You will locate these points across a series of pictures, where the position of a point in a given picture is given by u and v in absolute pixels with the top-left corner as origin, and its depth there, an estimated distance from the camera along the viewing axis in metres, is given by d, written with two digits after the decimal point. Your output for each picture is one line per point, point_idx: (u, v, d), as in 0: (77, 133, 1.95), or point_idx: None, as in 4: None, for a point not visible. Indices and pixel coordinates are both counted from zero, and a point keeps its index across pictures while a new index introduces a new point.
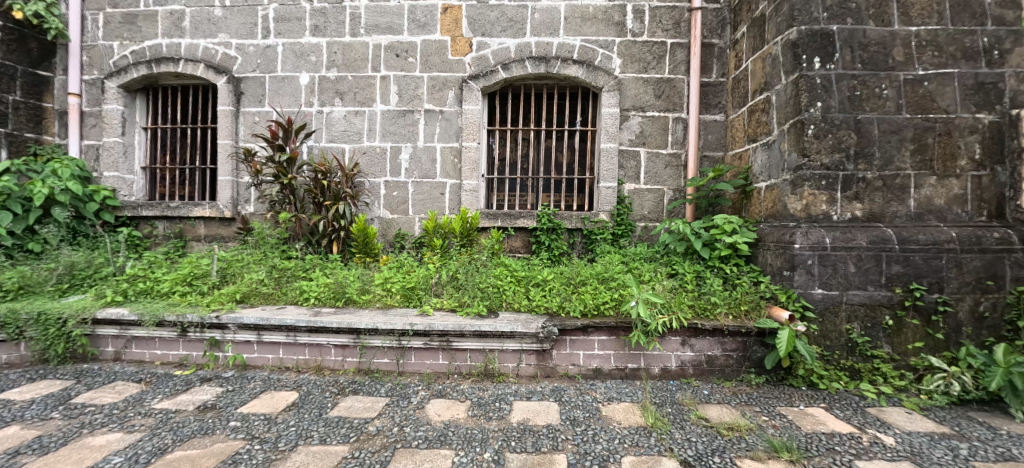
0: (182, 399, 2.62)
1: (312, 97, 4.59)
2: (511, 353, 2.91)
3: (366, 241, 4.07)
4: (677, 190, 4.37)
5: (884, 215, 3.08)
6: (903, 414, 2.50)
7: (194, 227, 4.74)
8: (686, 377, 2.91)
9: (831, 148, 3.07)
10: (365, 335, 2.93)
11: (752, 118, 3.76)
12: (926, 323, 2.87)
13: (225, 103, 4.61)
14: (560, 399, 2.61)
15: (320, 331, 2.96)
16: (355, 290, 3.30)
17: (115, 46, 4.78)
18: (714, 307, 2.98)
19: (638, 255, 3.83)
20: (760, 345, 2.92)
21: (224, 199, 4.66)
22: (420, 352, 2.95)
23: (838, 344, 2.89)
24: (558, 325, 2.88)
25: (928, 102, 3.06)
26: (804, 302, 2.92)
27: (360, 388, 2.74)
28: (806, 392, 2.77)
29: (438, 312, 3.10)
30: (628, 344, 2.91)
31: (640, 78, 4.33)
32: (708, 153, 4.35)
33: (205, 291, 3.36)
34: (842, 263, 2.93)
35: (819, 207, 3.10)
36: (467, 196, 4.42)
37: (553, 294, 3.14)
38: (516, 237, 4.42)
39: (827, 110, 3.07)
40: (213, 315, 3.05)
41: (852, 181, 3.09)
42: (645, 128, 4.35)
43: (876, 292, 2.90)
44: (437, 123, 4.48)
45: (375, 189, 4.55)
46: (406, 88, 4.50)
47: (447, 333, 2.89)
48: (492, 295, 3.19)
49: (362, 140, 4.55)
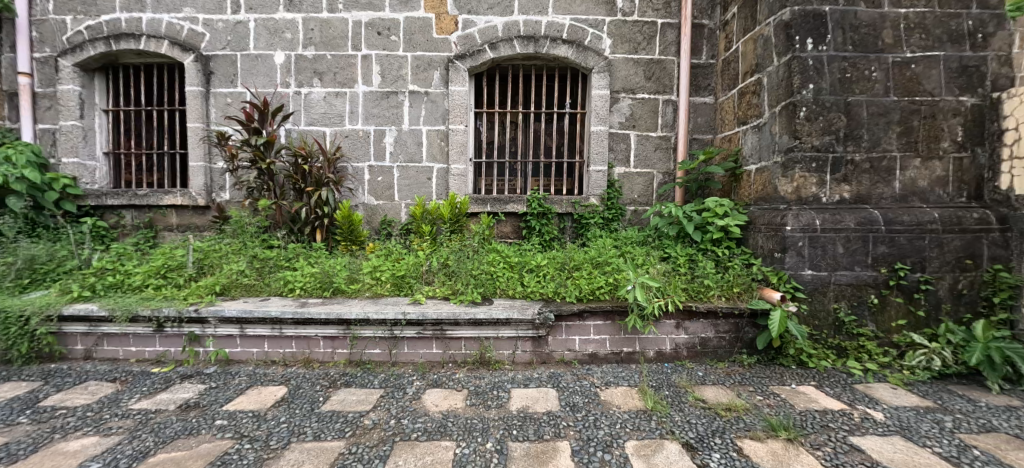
0: (162, 399, 2.50)
1: (289, 77, 4.36)
2: (507, 340, 2.86)
3: (352, 228, 3.93)
4: (666, 173, 4.36)
5: (871, 196, 3.12)
6: (889, 389, 2.58)
7: (166, 216, 4.55)
8: (680, 360, 2.93)
9: (822, 131, 3.07)
10: (356, 326, 2.83)
11: (743, 100, 3.75)
12: (908, 301, 2.96)
13: (194, 83, 4.36)
14: (558, 385, 2.60)
15: (308, 322, 2.84)
16: (342, 279, 3.13)
17: (68, 21, 4.43)
18: (707, 290, 3.00)
19: (630, 239, 3.79)
20: (752, 327, 2.95)
21: (196, 187, 4.43)
22: (413, 342, 2.87)
23: (826, 323, 2.93)
24: (554, 311, 2.82)
25: (915, 85, 3.11)
26: (795, 283, 2.94)
27: (353, 380, 2.67)
28: (796, 370, 2.82)
29: (430, 300, 2.99)
30: (624, 328, 2.89)
31: (629, 59, 4.26)
32: (698, 136, 4.35)
33: (181, 284, 3.15)
34: (832, 244, 2.94)
35: (809, 189, 3.10)
36: (455, 181, 4.32)
37: (548, 280, 3.06)
38: (506, 222, 4.35)
39: (818, 92, 3.07)
40: (192, 308, 2.88)
41: (841, 163, 3.10)
42: (635, 110, 4.29)
43: (863, 272, 2.95)
44: (423, 105, 4.32)
45: (358, 174, 4.38)
46: (389, 68, 4.31)
47: (442, 322, 2.81)
48: (485, 282, 3.07)
49: (343, 123, 4.36)
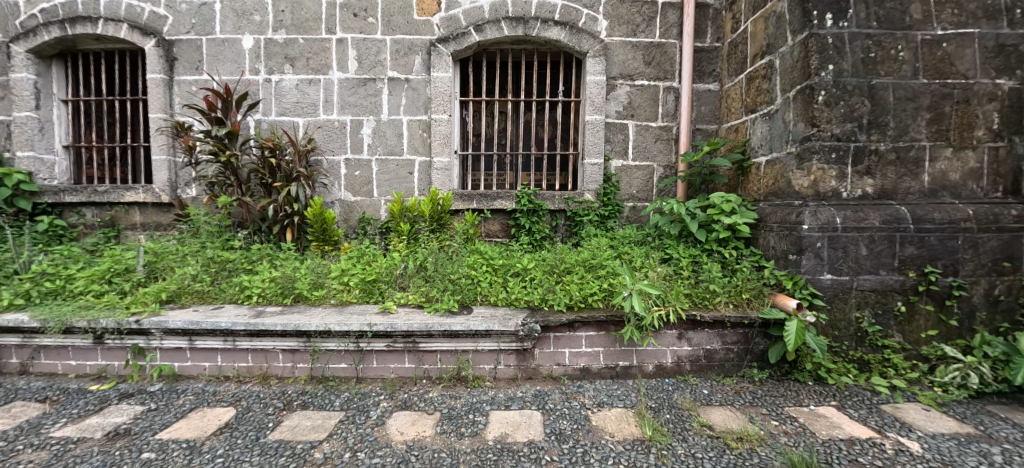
0: (90, 425, 2.19)
1: (258, 63, 4.02)
2: (488, 353, 2.53)
3: (325, 227, 3.59)
4: (667, 166, 4.03)
5: (897, 191, 2.79)
6: (921, 412, 2.27)
7: (128, 214, 4.22)
8: (683, 375, 2.62)
9: (843, 118, 2.73)
10: (317, 338, 2.49)
11: (752, 85, 3.41)
12: (939, 308, 2.64)
13: (156, 70, 4.02)
14: (543, 407, 2.28)
15: (263, 335, 2.51)
16: (305, 285, 2.80)
17: (20, 3, 4.08)
18: (713, 296, 2.67)
19: (627, 239, 3.46)
20: (763, 337, 2.63)
21: (159, 182, 4.09)
22: (382, 356, 2.55)
23: (848, 334, 2.61)
24: (540, 321, 2.49)
25: (946, 66, 2.77)
26: (813, 289, 2.60)
27: (311, 401, 2.35)
28: (813, 388, 2.50)
29: (402, 309, 2.66)
30: (620, 340, 2.57)
31: (628, 42, 3.91)
32: (701, 126, 4.01)
33: (126, 291, 2.83)
34: (854, 245, 2.61)
35: (827, 183, 2.77)
36: (438, 175, 3.99)
37: (535, 286, 2.73)
38: (493, 220, 4.03)
39: (839, 74, 2.73)
40: (133, 319, 2.55)
41: (864, 153, 2.76)
42: (634, 98, 3.95)
43: (888, 276, 2.63)
44: (403, 93, 3.98)
45: (334, 168, 4.04)
46: (366, 53, 3.96)
47: (413, 334, 2.47)
48: (464, 288, 2.73)
49: (317, 113, 4.02)
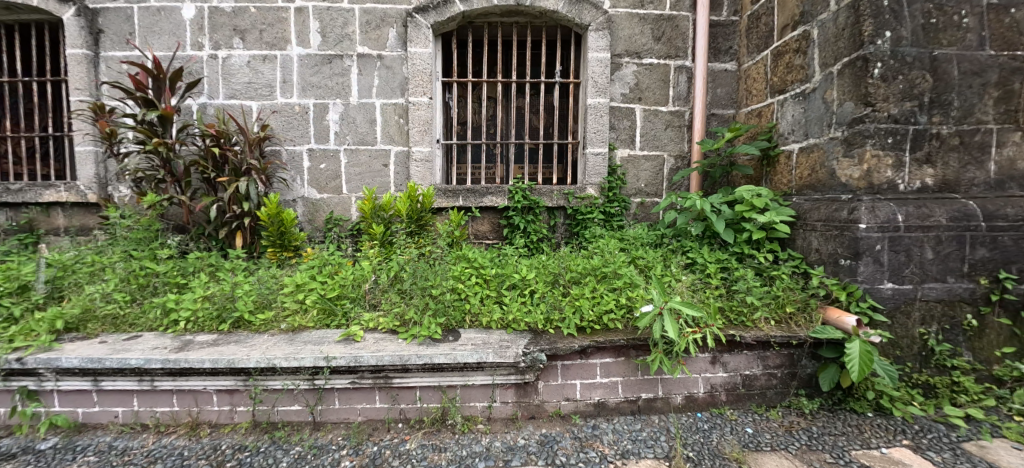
0: None
1: (201, 36, 3.38)
2: (480, 389, 2.02)
3: (283, 230, 3.02)
4: (679, 156, 3.56)
5: (960, 183, 2.36)
6: (1014, 452, 1.85)
7: (50, 216, 3.54)
8: (718, 407, 2.15)
9: (901, 95, 2.29)
10: (259, 376, 1.94)
11: (780, 62, 2.96)
12: (1014, 321, 2.22)
13: (76, 44, 3.35)
14: (554, 461, 1.79)
15: (188, 373, 1.94)
16: (248, 306, 2.24)
17: None
18: (752, 311, 2.21)
19: (638, 240, 2.99)
20: (811, 359, 2.19)
21: (85, 178, 3.43)
22: (346, 395, 2.01)
23: (910, 354, 2.19)
24: (546, 349, 1.99)
25: (1016, 35, 2.33)
26: (872, 301, 2.17)
27: (250, 462, 1.79)
28: (875, 421, 2.06)
29: (370, 336, 2.13)
30: (643, 368, 2.09)
31: (634, 15, 3.41)
32: (717, 111, 3.55)
33: (15, 317, 2.19)
34: (917, 247, 2.19)
35: (882, 173, 2.33)
36: (418, 168, 3.44)
37: (537, 302, 2.22)
38: (482, 219, 3.50)
39: (897, 42, 2.27)
40: (13, 358, 1.94)
41: (925, 138, 2.32)
42: (641, 79, 3.47)
43: (956, 284, 2.20)
44: (376, 72, 3.41)
45: (295, 160, 3.46)
46: (331, 25, 3.37)
47: (384, 368, 1.94)
48: (449, 307, 2.20)
49: (273, 95, 3.42)
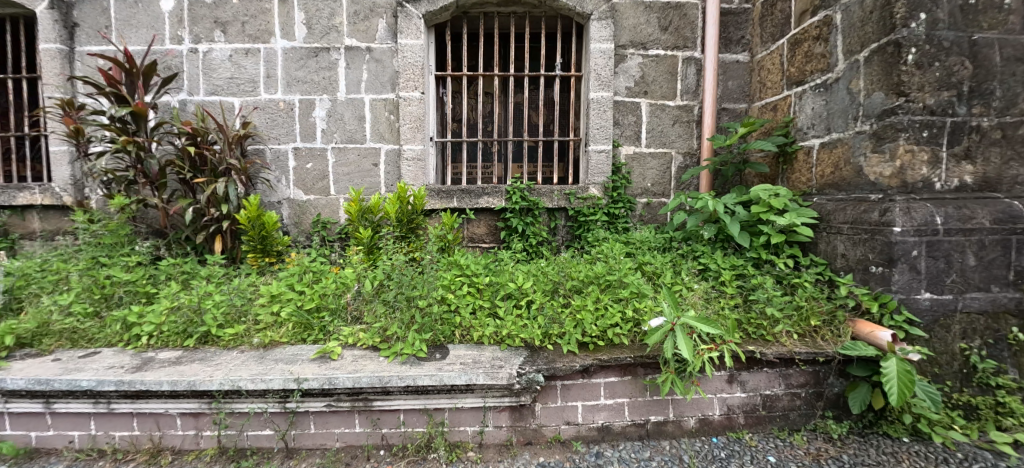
0: None
1: (180, 29, 3.20)
2: (470, 413, 1.82)
3: (264, 234, 2.82)
4: (689, 154, 3.34)
5: (1002, 181, 2.13)
6: None
7: (24, 220, 3.36)
8: (735, 431, 1.94)
9: (938, 84, 2.06)
10: (224, 399, 1.74)
11: (798, 51, 2.74)
12: None
13: (50, 38, 3.17)
14: None
15: (146, 396, 1.75)
16: (218, 319, 2.05)
17: None
18: (772, 324, 1.99)
19: (645, 244, 2.78)
20: (839, 378, 1.97)
21: (59, 179, 3.26)
22: (322, 418, 1.81)
23: (951, 372, 1.96)
24: (544, 369, 1.78)
25: None
26: (908, 314, 1.95)
27: None
28: (913, 447, 1.85)
29: (349, 352, 1.93)
30: (652, 389, 1.88)
31: (640, 3, 3.20)
32: (728, 105, 3.33)
33: None
34: (958, 253, 1.96)
35: (917, 171, 2.11)
36: (410, 168, 3.24)
37: (534, 314, 2.02)
38: (478, 221, 3.30)
39: (933, 25, 2.05)
40: None
41: (963, 131, 2.09)
42: (647, 72, 3.25)
43: (1001, 294, 1.98)
44: (364, 66, 3.21)
45: (280, 160, 3.27)
46: (317, 16, 3.17)
47: (363, 390, 1.74)
48: (438, 320, 2.01)
49: (256, 91, 3.23)
